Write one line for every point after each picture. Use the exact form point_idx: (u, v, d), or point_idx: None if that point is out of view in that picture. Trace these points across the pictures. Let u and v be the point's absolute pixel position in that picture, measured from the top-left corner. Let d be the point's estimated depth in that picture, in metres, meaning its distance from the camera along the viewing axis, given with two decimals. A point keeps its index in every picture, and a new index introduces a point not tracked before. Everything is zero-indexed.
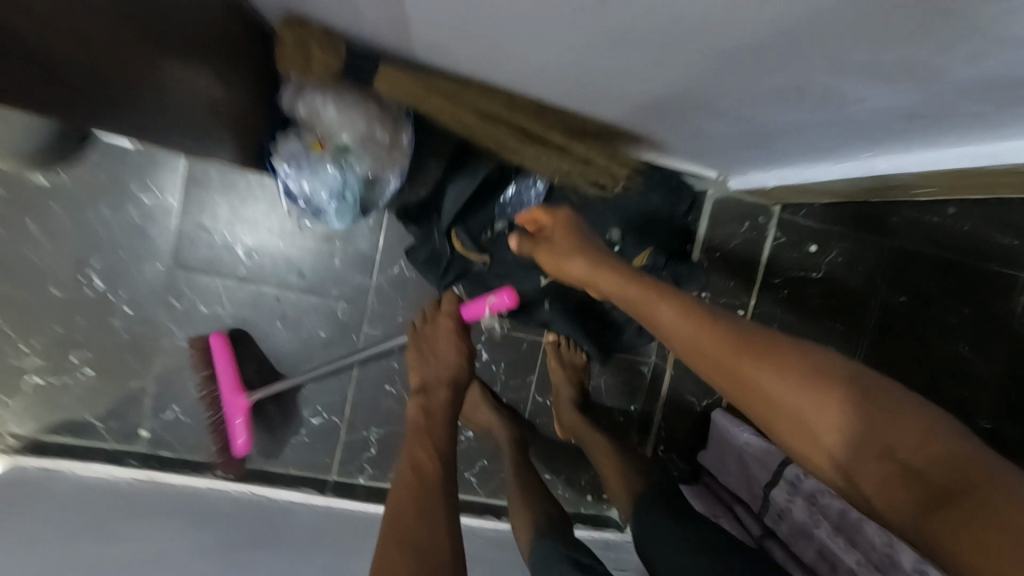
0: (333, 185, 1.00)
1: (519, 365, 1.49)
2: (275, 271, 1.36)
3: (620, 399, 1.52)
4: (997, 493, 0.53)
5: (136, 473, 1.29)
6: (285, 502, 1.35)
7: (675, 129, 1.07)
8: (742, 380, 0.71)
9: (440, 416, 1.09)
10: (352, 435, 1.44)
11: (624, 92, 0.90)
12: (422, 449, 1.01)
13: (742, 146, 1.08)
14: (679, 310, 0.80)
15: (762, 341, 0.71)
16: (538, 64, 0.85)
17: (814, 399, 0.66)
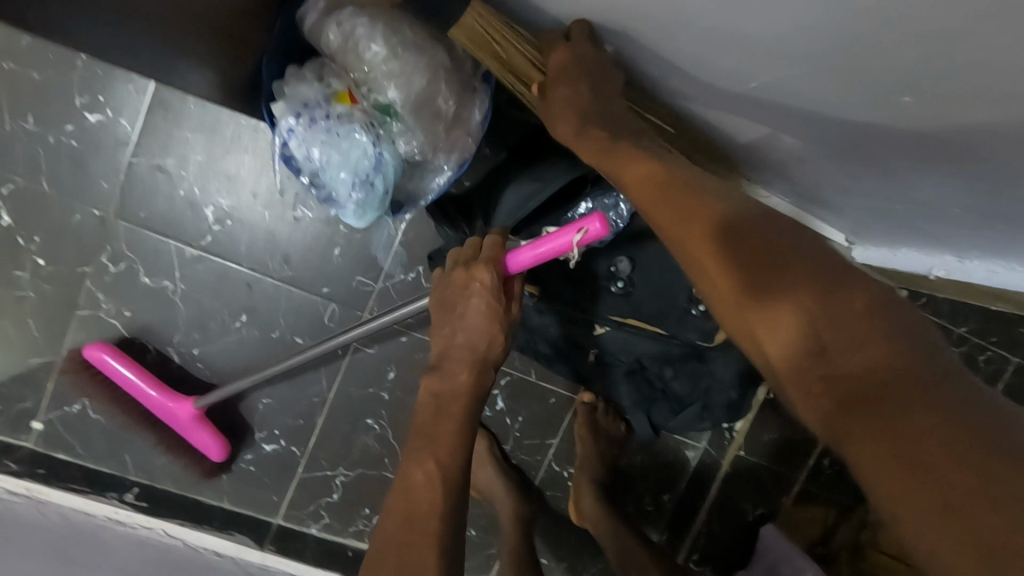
0: (360, 163, 0.65)
1: (539, 422, 1.17)
2: (252, 249, 1.01)
3: (653, 485, 1.21)
4: (924, 412, 0.40)
5: (11, 483, 0.95)
6: (207, 551, 1.03)
7: (854, 176, 0.76)
8: (683, 251, 0.56)
9: (455, 420, 0.74)
10: (312, 473, 1.12)
11: (845, 105, 0.60)
12: (423, 467, 0.71)
13: (938, 221, 0.77)
14: (629, 162, 0.61)
15: (706, 206, 0.55)
16: (747, 32, 0.54)
17: (757, 281, 0.50)
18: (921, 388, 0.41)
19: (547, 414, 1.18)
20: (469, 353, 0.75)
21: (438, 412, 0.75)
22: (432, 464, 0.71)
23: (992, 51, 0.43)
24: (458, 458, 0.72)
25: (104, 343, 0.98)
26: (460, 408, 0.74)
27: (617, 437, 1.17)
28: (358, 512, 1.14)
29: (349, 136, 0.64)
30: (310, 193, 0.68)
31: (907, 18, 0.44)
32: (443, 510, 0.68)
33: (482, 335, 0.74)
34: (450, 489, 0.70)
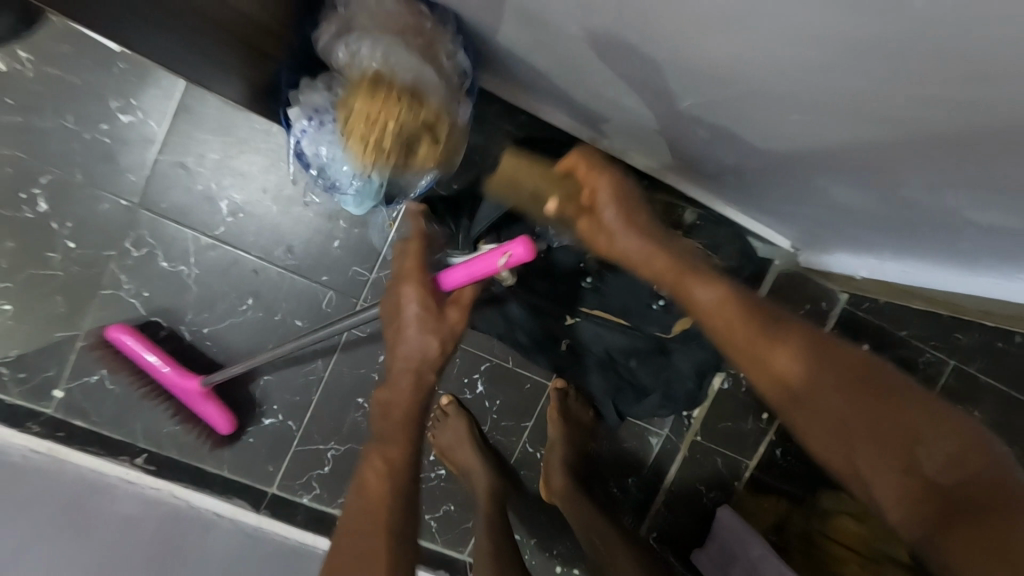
0: None
1: (515, 406, 1.29)
2: (260, 238, 1.13)
3: (619, 468, 1.32)
4: (990, 495, 0.51)
5: (36, 443, 1.04)
6: (206, 511, 1.11)
7: (783, 180, 0.89)
8: (769, 374, 0.64)
9: (401, 419, 0.84)
10: (305, 447, 1.22)
11: (763, 117, 0.73)
12: (373, 461, 0.81)
13: (855, 224, 0.90)
14: (697, 284, 0.70)
15: (777, 328, 0.65)
16: (678, 55, 0.68)
17: (842, 395, 0.59)
18: (1011, 501, 0.50)
19: (523, 399, 1.29)
20: (412, 356, 0.85)
21: (387, 416, 0.85)
22: (383, 470, 0.79)
23: (850, 75, 0.56)
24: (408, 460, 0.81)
25: (125, 325, 1.09)
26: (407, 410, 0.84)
27: (586, 423, 1.28)
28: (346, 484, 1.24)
29: None
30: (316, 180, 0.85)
31: (786, 51, 0.57)
32: (392, 494, 0.78)
33: (418, 337, 0.84)
34: (400, 488, 0.78)
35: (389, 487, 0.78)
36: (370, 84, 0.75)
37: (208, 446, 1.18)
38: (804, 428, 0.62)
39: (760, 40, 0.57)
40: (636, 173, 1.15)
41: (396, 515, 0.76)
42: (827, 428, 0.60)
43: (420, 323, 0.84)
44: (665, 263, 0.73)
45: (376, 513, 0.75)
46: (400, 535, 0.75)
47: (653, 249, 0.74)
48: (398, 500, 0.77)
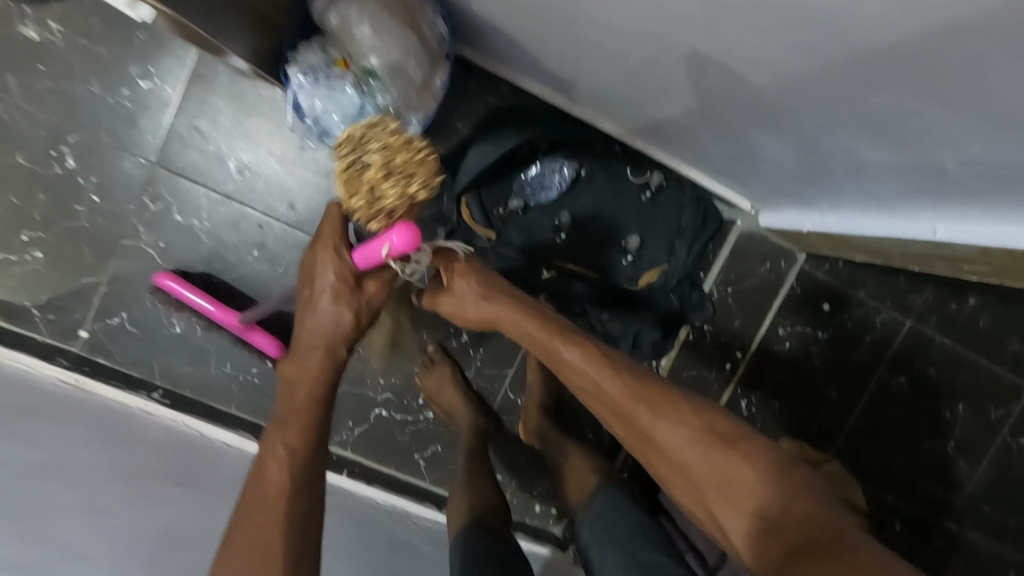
0: (348, 109, 0.87)
1: (498, 355, 1.40)
2: (266, 196, 1.25)
3: (593, 414, 1.44)
4: (813, 529, 0.68)
5: (65, 373, 1.18)
6: (217, 441, 1.24)
7: (727, 137, 1.00)
8: (640, 436, 0.81)
9: (304, 397, 0.92)
10: None
11: (701, 80, 0.84)
12: (280, 437, 0.89)
13: (791, 177, 1.01)
14: (569, 352, 0.90)
15: (647, 390, 0.83)
16: (622, 22, 0.78)
17: (693, 450, 0.77)
18: (834, 534, 0.67)
19: (505, 349, 1.41)
20: (325, 330, 0.94)
21: (291, 391, 0.94)
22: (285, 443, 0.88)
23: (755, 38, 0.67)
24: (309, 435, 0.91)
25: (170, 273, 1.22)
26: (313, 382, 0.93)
27: None
28: (342, 424, 1.36)
29: (341, 90, 0.86)
30: (312, 133, 0.92)
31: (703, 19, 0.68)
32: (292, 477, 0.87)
33: (331, 311, 0.93)
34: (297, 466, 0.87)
35: (288, 458, 0.87)
36: (389, 144, 0.81)
37: (219, 384, 1.30)
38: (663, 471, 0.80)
39: (681, 9, 0.68)
40: (607, 139, 1.26)
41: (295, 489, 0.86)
42: (682, 472, 0.78)
43: (328, 302, 0.93)
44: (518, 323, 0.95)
45: (274, 486, 0.85)
46: (296, 505, 0.85)
47: (529, 321, 0.94)
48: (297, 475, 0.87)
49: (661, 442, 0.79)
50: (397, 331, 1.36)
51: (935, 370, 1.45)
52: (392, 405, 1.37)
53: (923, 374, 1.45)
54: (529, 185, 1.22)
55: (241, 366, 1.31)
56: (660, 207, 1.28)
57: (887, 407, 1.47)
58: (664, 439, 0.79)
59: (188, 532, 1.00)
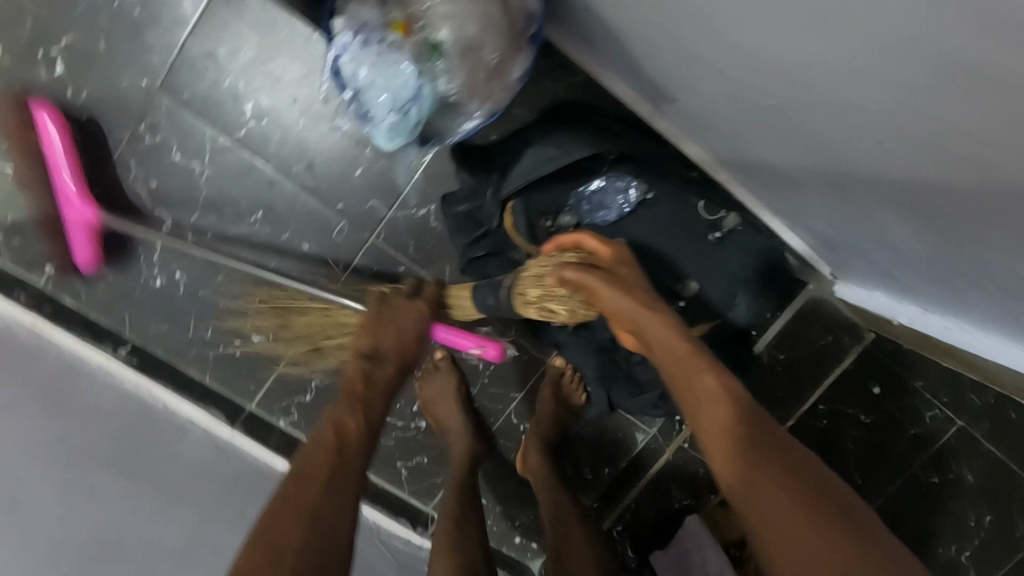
0: (400, 89, 0.69)
1: (509, 374, 1.25)
2: (280, 151, 1.07)
3: (598, 456, 1.30)
4: None
5: (20, 313, 1.04)
6: (180, 417, 1.10)
7: (842, 208, 0.83)
8: (724, 460, 0.68)
9: (379, 394, 0.93)
10: (291, 372, 1.20)
11: (850, 141, 0.67)
12: (350, 417, 0.88)
13: (905, 267, 0.84)
14: (683, 355, 0.78)
15: (757, 420, 0.70)
16: (779, 46, 0.61)
17: (784, 496, 0.61)
18: None
19: (519, 369, 1.25)
20: (399, 358, 0.97)
21: (366, 384, 0.93)
22: (344, 440, 0.84)
23: (968, 119, 0.50)
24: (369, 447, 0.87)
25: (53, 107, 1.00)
26: (381, 391, 0.94)
27: (576, 406, 1.24)
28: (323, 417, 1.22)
29: (396, 64, 0.68)
30: (349, 109, 0.74)
31: (904, 78, 0.52)
32: (362, 449, 0.85)
33: (411, 343, 0.98)
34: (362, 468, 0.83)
35: (354, 449, 0.85)
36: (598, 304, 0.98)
37: (195, 350, 1.15)
38: (737, 507, 0.65)
39: (877, 53, 0.51)
40: (685, 160, 1.07)
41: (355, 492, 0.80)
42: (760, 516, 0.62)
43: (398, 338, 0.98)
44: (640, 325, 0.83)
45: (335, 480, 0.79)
46: (353, 480, 0.81)
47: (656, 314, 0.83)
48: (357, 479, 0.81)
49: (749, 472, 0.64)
50: None
51: (973, 474, 1.18)
52: None
53: (957, 475, 1.19)
54: (587, 200, 1.03)
55: (224, 335, 1.16)
56: (730, 255, 1.08)
57: (905, 500, 1.22)
58: (751, 469, 0.64)
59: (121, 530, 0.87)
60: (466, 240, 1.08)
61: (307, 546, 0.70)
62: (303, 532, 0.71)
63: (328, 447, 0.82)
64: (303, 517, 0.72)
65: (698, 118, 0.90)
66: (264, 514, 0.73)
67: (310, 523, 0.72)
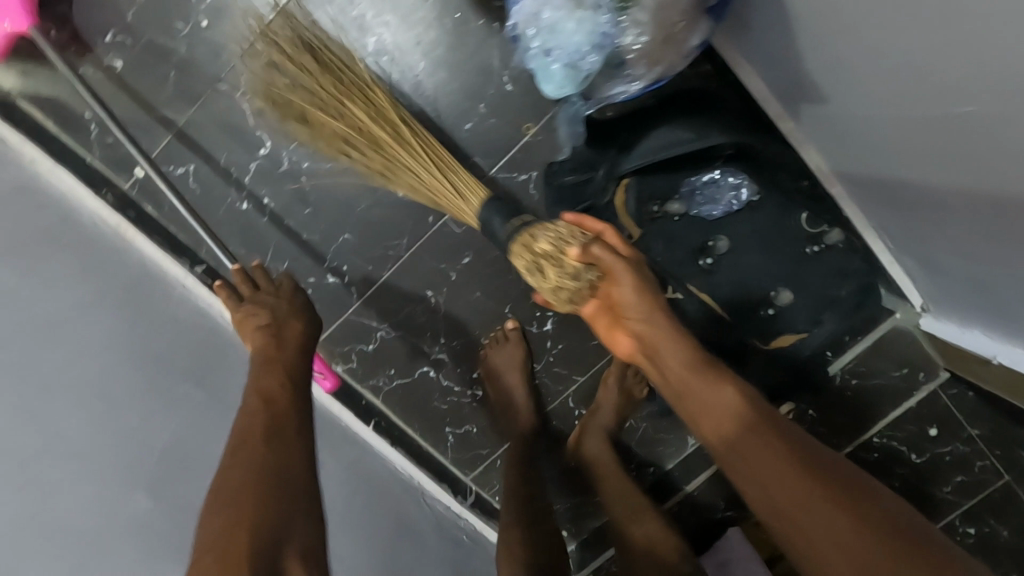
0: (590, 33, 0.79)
1: (572, 357, 1.22)
2: (393, 91, 1.05)
3: (646, 453, 1.29)
4: None
5: (104, 214, 1.01)
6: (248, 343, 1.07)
7: (978, 238, 0.82)
8: (748, 474, 0.67)
9: (288, 350, 0.91)
10: (359, 317, 1.17)
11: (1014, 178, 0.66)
12: (268, 378, 0.85)
13: (1004, 296, 0.87)
14: (683, 365, 0.76)
15: (774, 422, 0.69)
16: (980, 68, 0.60)
17: (806, 505, 0.62)
18: None
19: (584, 354, 1.22)
20: (301, 322, 0.95)
21: (277, 347, 0.90)
22: (262, 405, 0.81)
23: None
24: (293, 398, 0.84)
25: None
26: (294, 349, 0.91)
27: (638, 400, 1.22)
28: (383, 368, 1.20)
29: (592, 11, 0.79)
30: (529, 51, 0.83)
31: None
32: (293, 399, 0.83)
33: (297, 312, 0.96)
34: (295, 416, 0.81)
35: (288, 401, 0.82)
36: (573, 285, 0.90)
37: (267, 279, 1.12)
38: (767, 515, 0.65)
39: None
40: (803, 168, 1.05)
41: (291, 442, 0.77)
42: (792, 521, 0.62)
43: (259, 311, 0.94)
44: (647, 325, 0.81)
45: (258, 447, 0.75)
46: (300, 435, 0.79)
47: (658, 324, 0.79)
48: (294, 428, 0.79)
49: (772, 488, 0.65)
50: (478, 292, 1.16)
51: (1010, 531, 1.18)
52: (443, 369, 1.21)
53: (993, 530, 1.19)
54: (700, 190, 1.03)
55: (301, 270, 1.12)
56: (825, 271, 1.08)
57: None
58: (774, 480, 0.65)
59: (198, 445, 0.89)
60: (569, 212, 1.06)
61: (255, 503, 0.68)
62: (249, 493, 0.68)
63: (254, 413, 0.80)
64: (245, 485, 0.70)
65: (839, 126, 0.88)
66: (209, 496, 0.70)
67: (263, 479, 0.70)
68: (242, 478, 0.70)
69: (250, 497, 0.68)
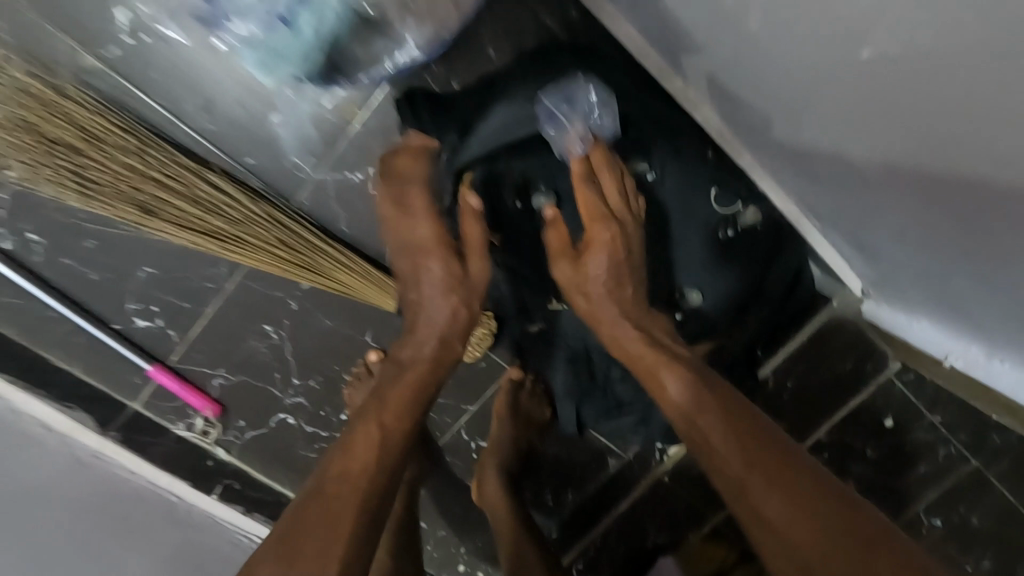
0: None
1: (458, 383, 1.03)
2: (168, 78, 0.80)
3: (560, 481, 1.09)
4: None
5: None
6: (28, 419, 0.87)
7: (929, 231, 0.63)
8: (729, 472, 0.60)
9: (418, 372, 0.71)
10: (185, 365, 0.94)
11: (941, 146, 0.50)
12: (396, 389, 0.70)
13: (966, 294, 0.69)
14: (665, 368, 0.68)
15: (785, 460, 0.59)
16: None
17: (790, 514, 0.56)
18: None
19: (470, 376, 1.04)
20: (458, 296, 0.72)
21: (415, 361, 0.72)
22: (411, 383, 0.71)
23: None
24: (432, 385, 0.72)
25: None
26: (434, 364, 0.72)
27: (539, 424, 1.03)
28: (229, 420, 0.98)
29: None
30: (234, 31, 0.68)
31: None
32: (409, 424, 0.69)
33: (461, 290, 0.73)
34: (400, 426, 0.68)
35: (397, 418, 0.68)
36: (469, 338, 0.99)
37: (57, 334, 0.90)
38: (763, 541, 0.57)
39: None
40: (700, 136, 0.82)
41: (401, 441, 0.67)
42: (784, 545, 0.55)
43: (461, 301, 0.73)
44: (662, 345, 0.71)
45: (379, 439, 0.66)
46: (376, 490, 0.62)
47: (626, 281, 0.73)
48: (401, 446, 0.67)
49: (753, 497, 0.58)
50: (328, 320, 0.96)
51: None
52: (303, 414, 1.01)
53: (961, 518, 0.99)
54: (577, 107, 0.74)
55: (101, 316, 0.90)
56: (751, 258, 0.84)
57: None
58: (757, 472, 0.59)
59: None
60: None
61: (345, 521, 0.59)
62: (343, 510, 0.59)
63: (369, 446, 0.65)
64: (369, 468, 0.63)
65: (733, 78, 0.67)
66: (276, 532, 0.59)
67: (360, 516, 0.59)
68: (357, 484, 0.62)
69: (358, 491, 0.61)
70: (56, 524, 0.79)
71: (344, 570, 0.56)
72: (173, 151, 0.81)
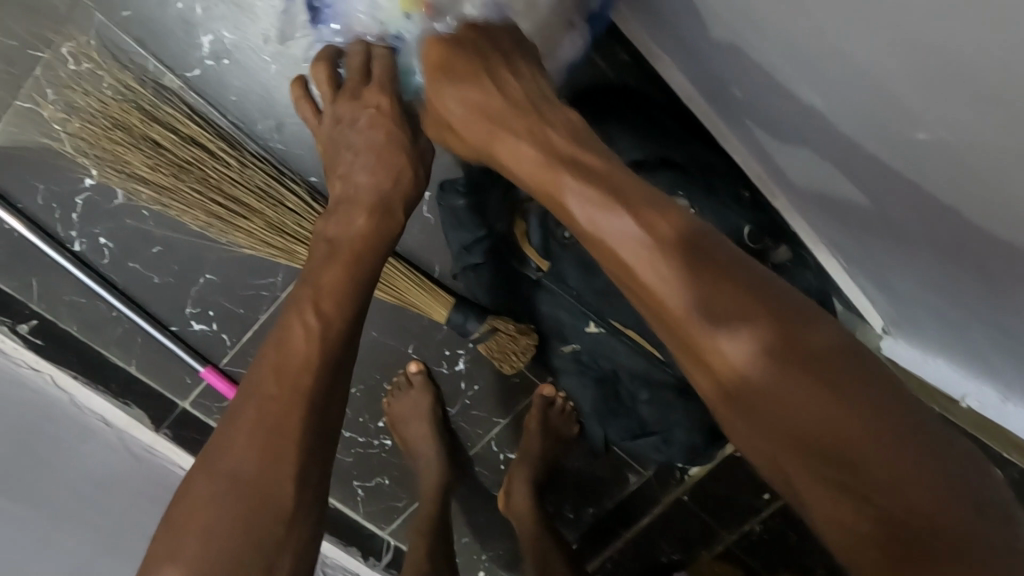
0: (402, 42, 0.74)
1: (491, 396, 1.08)
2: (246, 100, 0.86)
3: (582, 495, 1.14)
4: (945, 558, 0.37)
5: None
6: (89, 414, 0.92)
7: (946, 279, 0.70)
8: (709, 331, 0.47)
9: (351, 258, 0.66)
10: (235, 368, 0.99)
11: (963, 210, 0.58)
12: (330, 284, 0.64)
13: (983, 336, 0.74)
14: (566, 180, 0.56)
15: (759, 301, 0.46)
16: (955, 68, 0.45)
17: (758, 367, 0.45)
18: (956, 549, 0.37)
19: (502, 389, 1.08)
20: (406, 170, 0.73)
21: (347, 254, 0.67)
22: (345, 265, 0.66)
23: None
24: (370, 268, 0.68)
25: None
26: (377, 250, 0.69)
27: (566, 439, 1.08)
28: None
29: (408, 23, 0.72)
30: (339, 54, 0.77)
31: None
32: (344, 325, 0.63)
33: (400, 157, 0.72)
34: (338, 326, 0.63)
35: (336, 318, 0.63)
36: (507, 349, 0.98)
37: (119, 333, 0.94)
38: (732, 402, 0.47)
39: None
40: (739, 177, 0.87)
41: (342, 340, 0.63)
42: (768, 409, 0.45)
43: (408, 158, 0.73)
44: (605, 173, 0.55)
45: (319, 336, 0.61)
46: (315, 393, 0.59)
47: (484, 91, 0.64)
48: (337, 346, 0.62)
49: (728, 357, 0.46)
50: (373, 331, 1.02)
51: None
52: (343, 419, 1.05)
53: None
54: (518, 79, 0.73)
55: (160, 318, 0.94)
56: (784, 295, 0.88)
57: None
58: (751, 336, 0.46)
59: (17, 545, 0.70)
60: (467, 239, 0.90)
61: (285, 422, 0.57)
62: (282, 411, 0.58)
63: (299, 367, 0.59)
64: (302, 363, 0.60)
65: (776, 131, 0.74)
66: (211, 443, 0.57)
67: (297, 418, 0.57)
68: (286, 391, 0.58)
69: (293, 395, 0.58)
70: (115, 515, 0.83)
71: (301, 480, 0.56)
72: (184, 126, 0.83)
